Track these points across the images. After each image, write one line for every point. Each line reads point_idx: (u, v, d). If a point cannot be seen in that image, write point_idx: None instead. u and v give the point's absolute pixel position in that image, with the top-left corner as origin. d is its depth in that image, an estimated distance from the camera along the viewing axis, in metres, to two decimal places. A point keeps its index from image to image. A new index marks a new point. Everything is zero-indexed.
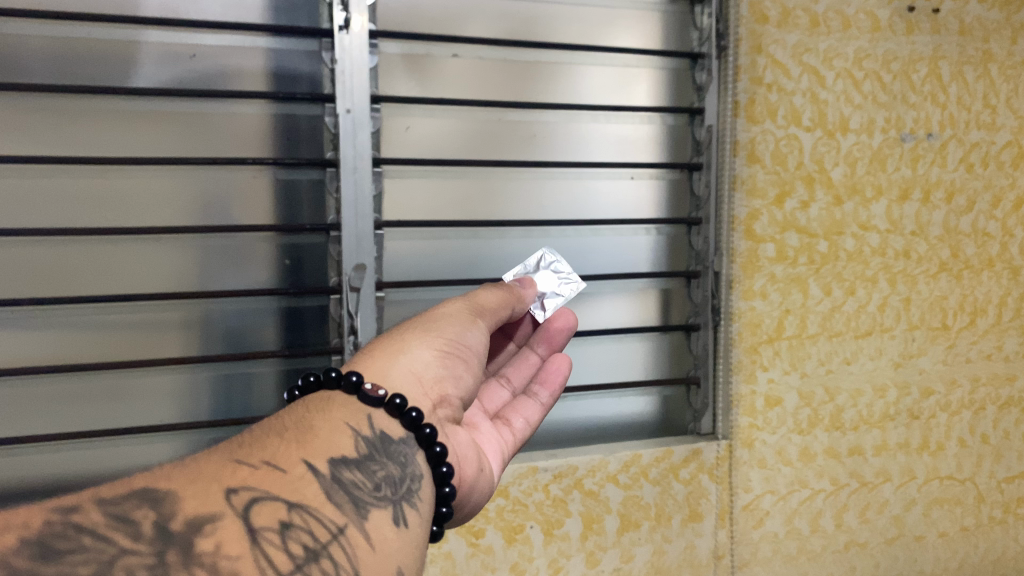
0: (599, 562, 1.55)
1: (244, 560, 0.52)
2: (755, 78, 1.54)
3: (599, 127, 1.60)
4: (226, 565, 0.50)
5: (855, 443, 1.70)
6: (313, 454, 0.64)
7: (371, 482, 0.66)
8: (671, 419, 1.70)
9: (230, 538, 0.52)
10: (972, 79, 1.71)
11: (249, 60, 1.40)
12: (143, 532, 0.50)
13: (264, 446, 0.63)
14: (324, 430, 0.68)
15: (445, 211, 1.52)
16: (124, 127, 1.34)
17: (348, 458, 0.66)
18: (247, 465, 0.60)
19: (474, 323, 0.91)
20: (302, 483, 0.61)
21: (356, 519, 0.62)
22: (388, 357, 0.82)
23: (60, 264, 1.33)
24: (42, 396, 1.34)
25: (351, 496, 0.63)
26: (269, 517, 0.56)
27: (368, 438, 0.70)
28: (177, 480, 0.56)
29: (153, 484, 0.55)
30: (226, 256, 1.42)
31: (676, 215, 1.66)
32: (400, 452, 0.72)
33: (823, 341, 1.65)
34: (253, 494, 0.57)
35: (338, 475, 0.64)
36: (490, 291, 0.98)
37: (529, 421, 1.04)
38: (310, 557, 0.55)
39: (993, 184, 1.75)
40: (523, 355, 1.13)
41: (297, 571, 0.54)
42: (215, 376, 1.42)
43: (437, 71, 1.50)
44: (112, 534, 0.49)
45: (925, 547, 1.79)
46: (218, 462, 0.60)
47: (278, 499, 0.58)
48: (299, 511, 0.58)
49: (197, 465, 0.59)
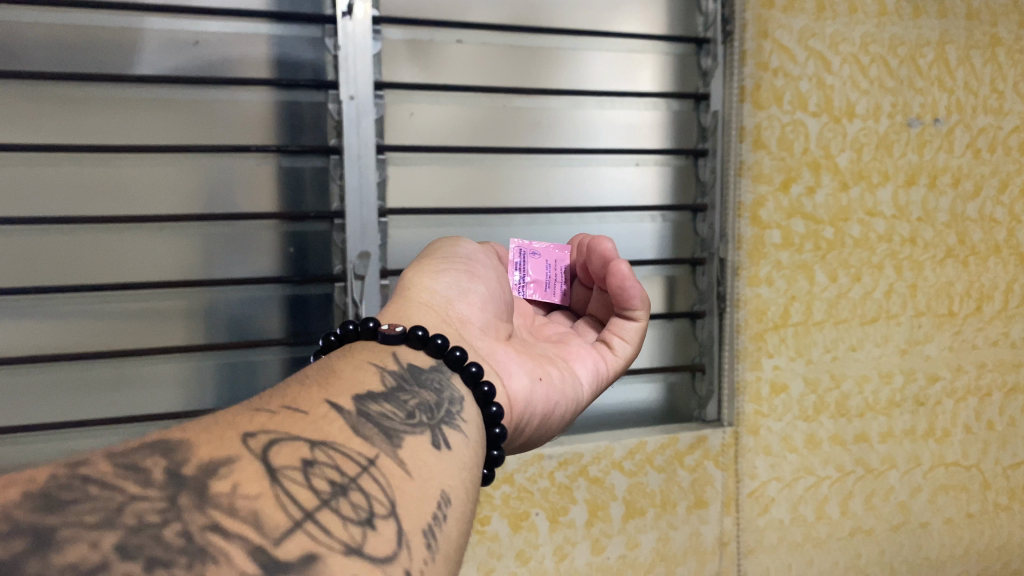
0: (605, 550, 1.55)
1: (264, 498, 0.44)
2: (761, 63, 1.53)
3: (603, 114, 1.59)
4: (245, 505, 0.43)
5: (861, 430, 1.69)
6: (336, 394, 0.59)
7: (403, 410, 0.62)
8: (677, 406, 1.70)
9: (248, 479, 0.45)
10: (980, 64, 1.70)
11: (253, 47, 1.40)
12: (153, 479, 0.43)
13: (283, 393, 0.58)
14: (347, 371, 0.64)
15: (451, 198, 1.51)
16: (129, 115, 1.34)
17: (374, 393, 0.62)
18: (267, 410, 0.53)
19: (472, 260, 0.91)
20: (326, 421, 0.54)
21: (389, 449, 0.56)
22: (399, 298, 0.82)
23: (64, 251, 1.33)
24: (47, 385, 1.34)
25: (380, 427, 0.58)
26: (291, 456, 0.49)
27: (395, 372, 0.68)
28: (190, 429, 0.49)
29: (166, 433, 0.47)
30: (230, 245, 1.41)
31: (681, 201, 1.65)
32: (433, 379, 0.70)
33: (829, 328, 1.64)
34: (272, 436, 0.50)
35: (364, 410, 0.58)
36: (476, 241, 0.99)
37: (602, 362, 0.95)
38: (338, 492, 0.48)
39: (1001, 169, 1.74)
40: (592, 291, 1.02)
41: (324, 506, 0.46)
42: (220, 364, 1.42)
43: (441, 58, 1.49)
44: (120, 481, 0.42)
45: (931, 534, 1.78)
46: (236, 410, 0.53)
47: (300, 438, 0.51)
48: (323, 448, 0.51)
49: (211, 416, 0.52)
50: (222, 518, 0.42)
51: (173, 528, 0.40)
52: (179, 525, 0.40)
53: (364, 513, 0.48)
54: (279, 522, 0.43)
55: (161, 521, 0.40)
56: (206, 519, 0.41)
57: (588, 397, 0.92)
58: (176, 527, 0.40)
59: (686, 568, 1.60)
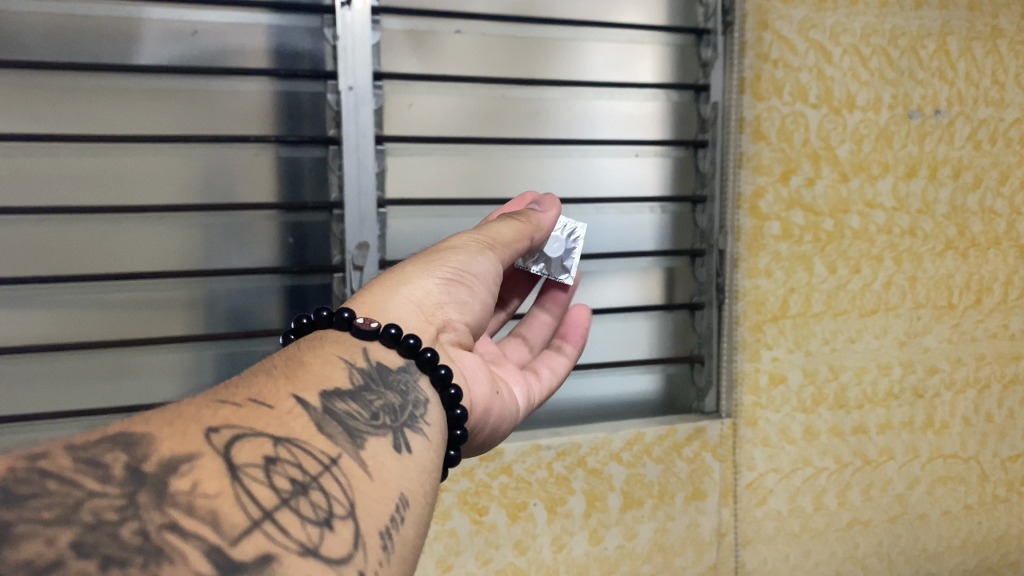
0: (602, 540, 1.55)
1: (223, 497, 0.47)
2: (761, 54, 1.53)
3: (603, 104, 1.59)
4: (203, 505, 0.46)
5: (859, 421, 1.70)
6: (302, 388, 0.62)
7: (368, 411, 0.64)
8: (675, 397, 1.70)
9: (209, 477, 0.48)
10: (981, 55, 1.70)
11: (251, 37, 1.39)
12: (113, 475, 0.45)
13: (250, 386, 0.60)
14: (315, 364, 0.67)
15: (449, 189, 1.51)
16: (127, 104, 1.34)
17: (341, 390, 0.64)
18: (231, 404, 0.57)
19: (487, 252, 0.88)
20: (291, 417, 0.57)
21: (351, 448, 0.59)
22: (388, 288, 0.81)
23: (63, 241, 1.33)
24: (45, 375, 1.34)
25: (344, 427, 0.60)
26: (253, 453, 0.51)
27: (363, 369, 0.69)
28: (154, 422, 0.52)
29: (128, 427, 0.50)
30: (230, 235, 1.41)
31: (680, 192, 1.65)
32: (400, 379, 0.71)
33: (828, 320, 1.64)
34: (235, 432, 0.53)
35: (330, 407, 0.61)
36: (506, 222, 0.95)
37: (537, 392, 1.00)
38: (298, 490, 0.51)
39: (1001, 161, 1.74)
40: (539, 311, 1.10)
41: (283, 505, 0.49)
42: (220, 353, 1.42)
43: (440, 48, 1.49)
44: (79, 478, 0.44)
45: (928, 525, 1.79)
46: (201, 402, 0.56)
47: (263, 435, 0.54)
48: (286, 445, 0.54)
49: (178, 407, 0.55)
50: (179, 518, 0.44)
51: (130, 527, 0.42)
52: (137, 523, 0.43)
53: (322, 513, 0.51)
54: (237, 522, 0.46)
55: (118, 519, 0.42)
56: (164, 518, 0.44)
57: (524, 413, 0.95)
58: (134, 526, 0.42)
59: (684, 558, 1.61)
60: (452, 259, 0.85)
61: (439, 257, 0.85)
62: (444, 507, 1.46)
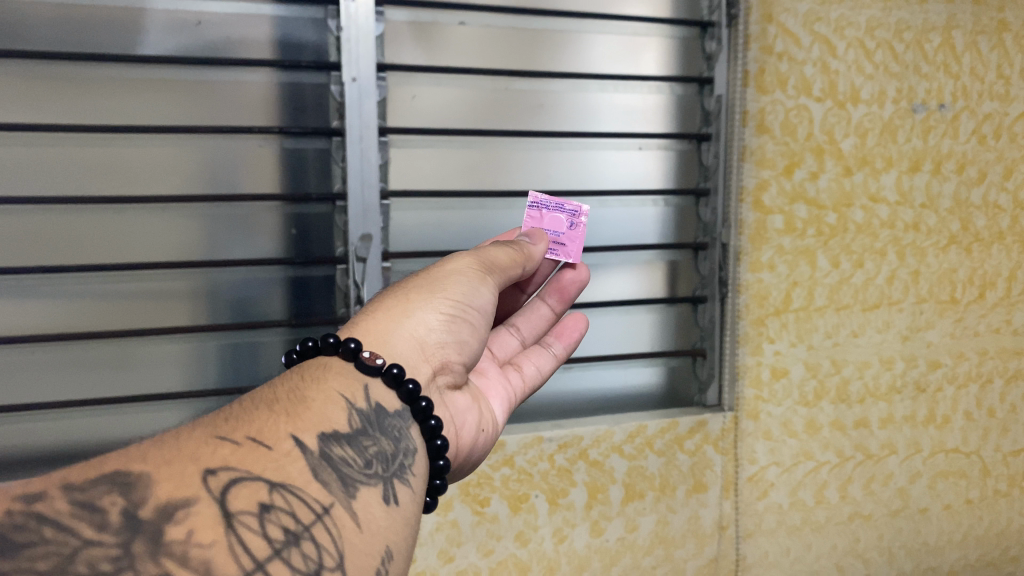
0: (604, 531, 1.56)
1: (217, 547, 0.52)
2: (765, 47, 1.52)
3: (608, 97, 1.59)
4: (197, 554, 0.51)
5: (861, 415, 1.70)
6: (302, 428, 0.65)
7: (362, 458, 0.67)
8: (677, 390, 1.71)
9: (204, 525, 0.52)
10: (986, 49, 1.69)
11: (255, 27, 1.39)
12: (110, 522, 0.50)
13: (251, 421, 0.64)
14: (317, 402, 0.69)
15: (453, 180, 1.51)
16: (130, 94, 1.34)
17: (339, 432, 0.67)
18: (231, 441, 0.60)
19: (485, 283, 0.89)
20: (288, 460, 0.61)
21: (342, 497, 0.62)
22: (393, 321, 0.82)
23: (66, 230, 1.33)
24: (48, 365, 1.35)
25: (339, 474, 0.64)
26: (249, 500, 0.56)
27: (362, 411, 0.71)
28: (152, 461, 0.56)
29: (126, 467, 0.54)
30: (233, 225, 1.41)
31: (684, 185, 1.66)
32: (394, 426, 0.73)
33: (831, 314, 1.64)
34: (233, 475, 0.57)
35: (327, 452, 0.64)
36: (505, 246, 0.96)
37: (541, 370, 1.05)
38: (290, 541, 0.56)
39: (1006, 156, 1.74)
40: (534, 306, 1.12)
41: (275, 556, 0.54)
42: (222, 344, 1.43)
43: (445, 39, 1.49)
44: (75, 524, 0.49)
45: (929, 519, 1.79)
46: (199, 438, 0.60)
47: (260, 479, 0.58)
48: (281, 492, 0.58)
49: (176, 443, 0.59)
50: (174, 568, 0.49)
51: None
52: (131, 574, 0.48)
53: (313, 564, 0.56)
54: (229, 573, 0.51)
55: (113, 569, 0.47)
56: (158, 569, 0.48)
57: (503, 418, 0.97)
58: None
59: (684, 550, 1.61)
60: (459, 293, 0.86)
61: (446, 289, 0.86)
62: (447, 499, 1.46)
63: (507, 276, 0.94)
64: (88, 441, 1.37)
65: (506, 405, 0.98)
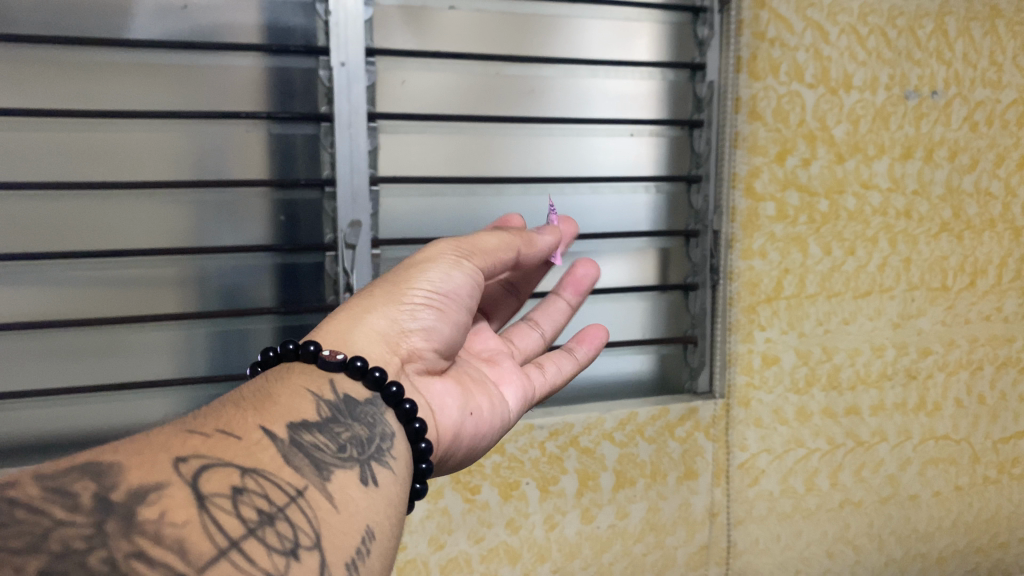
0: (595, 519, 1.56)
1: (190, 526, 0.51)
2: (757, 33, 1.51)
3: (598, 83, 1.58)
4: (170, 533, 0.50)
5: (853, 402, 1.70)
6: (270, 420, 0.65)
7: (334, 444, 0.68)
8: (669, 378, 1.70)
9: (176, 506, 0.51)
10: (980, 36, 1.68)
11: (242, 12, 1.38)
12: (82, 504, 0.48)
13: (219, 416, 0.64)
14: (283, 397, 0.69)
15: (443, 166, 1.50)
16: (115, 78, 1.33)
17: (309, 422, 0.68)
18: (200, 433, 0.60)
19: (464, 262, 0.87)
20: (258, 448, 0.61)
21: (316, 480, 0.62)
22: (353, 317, 0.82)
23: (51, 215, 1.32)
24: (36, 352, 1.33)
25: (311, 458, 0.64)
26: (221, 483, 0.55)
27: (330, 402, 0.72)
28: (123, 452, 0.55)
29: (96, 457, 0.53)
30: (222, 210, 1.40)
31: (675, 172, 1.65)
32: (366, 412, 0.74)
33: (822, 301, 1.64)
34: (203, 461, 0.56)
35: (298, 439, 0.65)
36: (490, 231, 0.93)
37: (562, 372, 1.06)
38: (265, 521, 0.55)
39: (997, 143, 1.73)
40: (551, 301, 1.14)
41: (250, 535, 0.53)
42: (212, 331, 1.42)
43: (435, 23, 1.47)
44: (47, 507, 0.47)
45: (919, 506, 1.80)
46: (171, 432, 0.59)
47: (231, 465, 0.57)
48: (253, 476, 0.58)
49: (147, 436, 0.58)
50: (147, 546, 0.48)
51: (97, 555, 0.46)
52: (104, 552, 0.46)
53: (289, 543, 0.55)
54: (203, 550, 0.50)
55: (86, 547, 0.46)
56: (131, 547, 0.47)
57: (511, 408, 0.97)
58: (100, 554, 0.46)
59: (675, 537, 1.62)
60: (429, 277, 0.85)
61: (406, 281, 0.85)
62: (437, 487, 1.45)
63: (495, 257, 0.91)
64: (78, 430, 1.37)
65: (516, 395, 0.98)
